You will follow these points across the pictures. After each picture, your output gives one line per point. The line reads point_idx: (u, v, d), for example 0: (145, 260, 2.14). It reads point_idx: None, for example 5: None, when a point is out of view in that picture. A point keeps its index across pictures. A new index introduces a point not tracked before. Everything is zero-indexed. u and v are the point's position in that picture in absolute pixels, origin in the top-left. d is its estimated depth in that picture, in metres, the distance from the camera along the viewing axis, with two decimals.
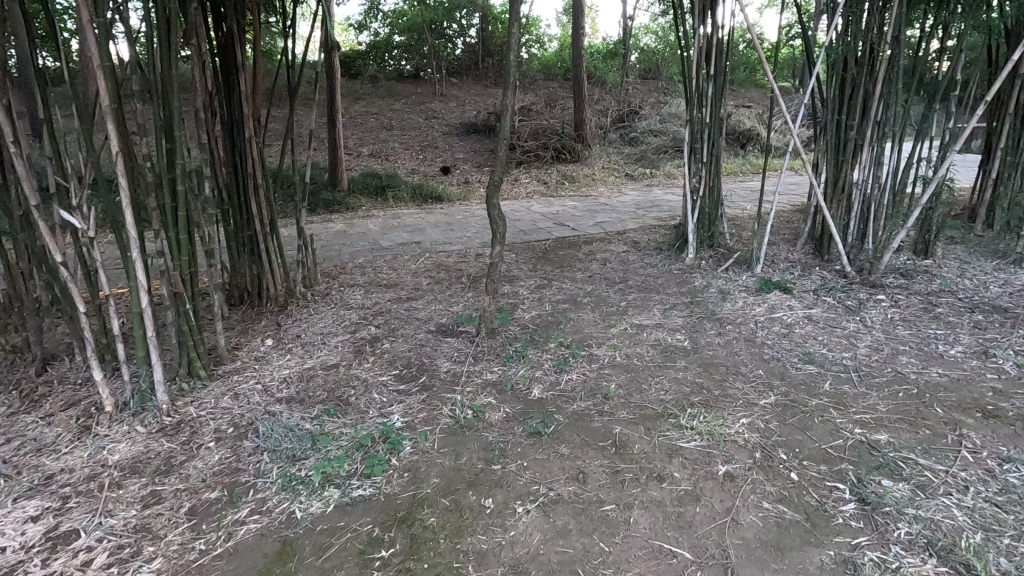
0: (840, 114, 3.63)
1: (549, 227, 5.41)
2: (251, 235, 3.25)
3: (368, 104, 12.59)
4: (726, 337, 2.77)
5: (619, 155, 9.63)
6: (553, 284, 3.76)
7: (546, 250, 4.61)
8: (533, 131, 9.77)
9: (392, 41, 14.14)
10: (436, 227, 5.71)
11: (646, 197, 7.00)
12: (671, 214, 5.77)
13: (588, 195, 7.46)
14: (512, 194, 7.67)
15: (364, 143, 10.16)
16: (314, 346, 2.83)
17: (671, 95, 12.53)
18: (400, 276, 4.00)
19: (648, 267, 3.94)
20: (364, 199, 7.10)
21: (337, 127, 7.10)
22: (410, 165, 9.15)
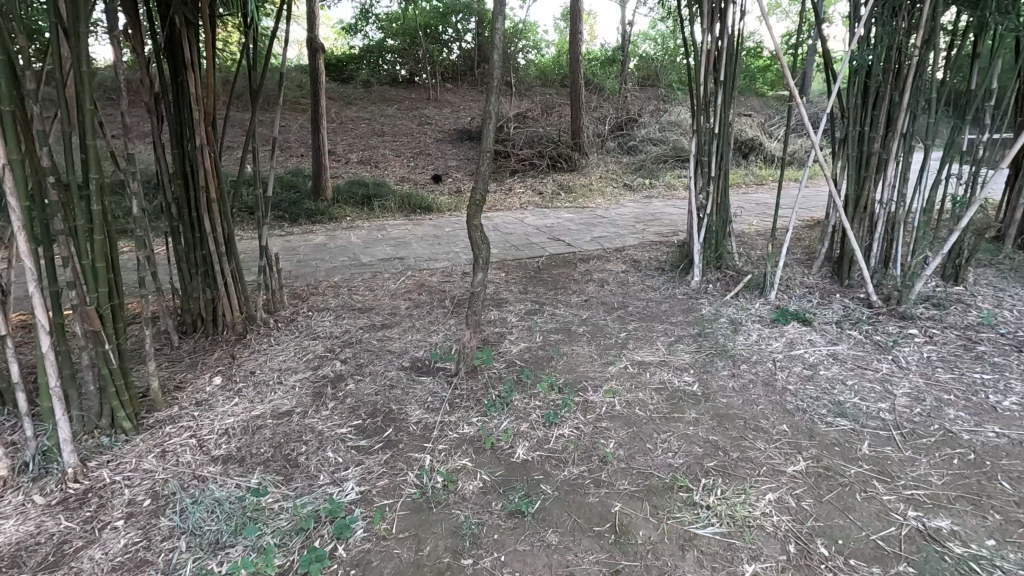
0: (862, 126, 3.30)
1: (542, 242, 5.06)
2: (205, 255, 2.88)
3: (360, 109, 12.28)
4: (741, 380, 2.42)
5: (617, 164, 9.32)
6: (545, 309, 3.41)
7: (540, 269, 4.26)
8: (528, 139, 9.45)
9: (386, 45, 13.99)
10: (422, 241, 5.34)
11: (645, 209, 6.67)
12: (673, 228, 5.44)
13: (585, 206, 7.12)
14: (505, 204, 7.33)
15: (354, 150, 9.82)
16: (267, 387, 2.45)
17: (671, 103, 12.24)
18: (377, 298, 3.64)
19: (650, 291, 3.59)
20: (350, 209, 6.75)
21: (322, 133, 6.77)
22: (400, 173, 8.81)
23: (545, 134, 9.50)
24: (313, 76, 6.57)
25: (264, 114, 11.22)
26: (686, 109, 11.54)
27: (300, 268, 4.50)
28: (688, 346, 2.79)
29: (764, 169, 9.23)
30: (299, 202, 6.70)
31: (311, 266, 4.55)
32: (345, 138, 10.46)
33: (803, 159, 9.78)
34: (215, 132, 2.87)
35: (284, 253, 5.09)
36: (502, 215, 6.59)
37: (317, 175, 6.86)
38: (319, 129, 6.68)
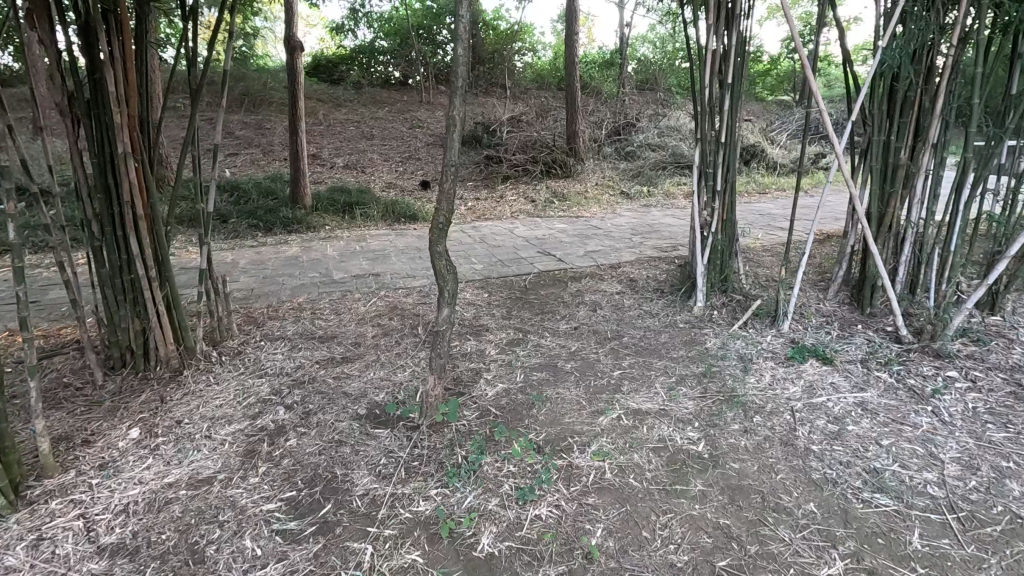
0: (888, 135, 2.91)
1: (531, 257, 4.68)
2: (132, 280, 2.49)
3: (350, 111, 11.91)
4: (754, 438, 2.04)
5: (614, 171, 8.96)
6: (530, 338, 3.04)
7: (527, 288, 3.88)
8: (521, 144, 9.08)
9: (378, 46, 13.65)
10: (402, 255, 4.96)
11: (643, 220, 6.30)
12: (672, 242, 5.06)
13: (579, 215, 6.75)
14: (495, 213, 6.95)
15: (341, 154, 9.45)
16: (192, 442, 2.07)
17: (670, 107, 11.89)
18: (342, 324, 3.25)
19: (647, 317, 3.22)
20: (329, 217, 6.37)
21: (301, 137, 6.40)
22: (388, 178, 8.44)
23: (539, 138, 9.13)
24: (291, 77, 6.19)
25: (250, 116, 10.86)
26: (686, 113, 11.19)
27: (265, 286, 4.11)
28: (691, 389, 2.41)
29: (767, 176, 8.87)
30: (276, 210, 6.33)
31: (277, 284, 4.17)
32: (332, 142, 10.09)
33: (807, 167, 9.42)
34: (145, 138, 2.48)
35: (253, 267, 4.71)
36: (492, 225, 6.22)
37: (295, 182, 6.48)
38: (297, 132, 6.31)
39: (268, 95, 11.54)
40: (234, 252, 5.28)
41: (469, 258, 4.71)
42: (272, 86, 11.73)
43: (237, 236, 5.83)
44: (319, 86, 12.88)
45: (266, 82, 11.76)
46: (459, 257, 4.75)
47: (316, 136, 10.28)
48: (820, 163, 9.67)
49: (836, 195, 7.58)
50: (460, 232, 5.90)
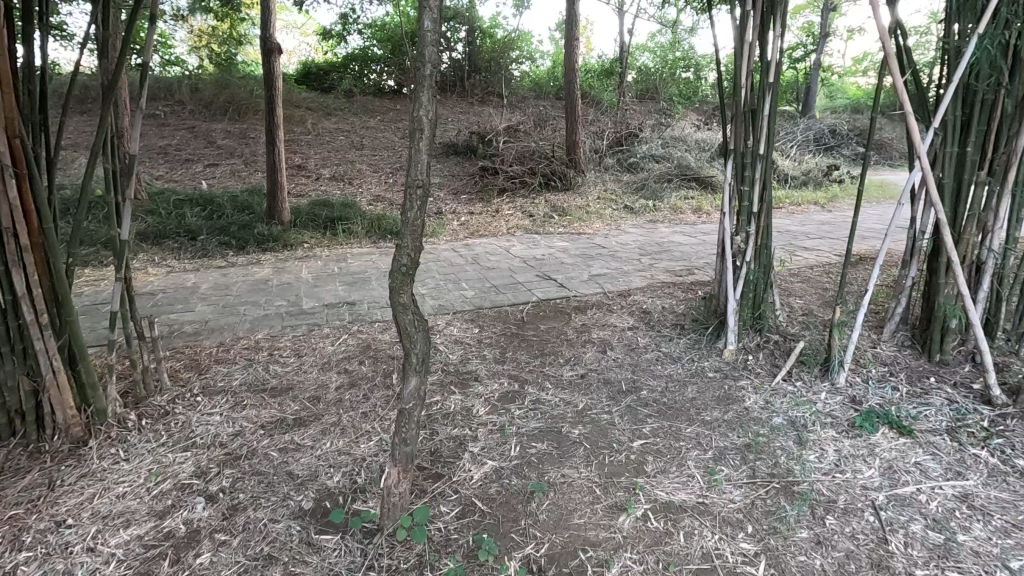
0: (965, 145, 2.37)
1: (529, 282, 4.16)
2: (19, 328, 1.94)
3: (340, 121, 11.45)
4: (832, 555, 1.50)
5: (617, 183, 8.46)
6: (528, 391, 2.50)
7: (525, 322, 3.35)
8: (518, 154, 8.58)
9: (371, 53, 13.22)
10: (385, 279, 4.42)
11: (651, 237, 5.78)
12: (686, 265, 4.54)
13: (582, 232, 6.23)
14: (490, 229, 6.42)
15: (329, 165, 8.95)
16: (68, 559, 1.53)
17: (673, 117, 11.46)
18: (302, 370, 2.71)
19: (668, 363, 2.69)
20: (308, 234, 5.85)
21: (278, 146, 5.88)
22: (376, 192, 7.92)
23: (537, 149, 8.65)
24: (269, 82, 5.68)
25: (234, 125, 10.38)
26: (690, 123, 10.74)
27: (223, 317, 3.56)
28: (736, 471, 1.88)
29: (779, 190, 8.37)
30: (250, 226, 5.79)
31: (238, 313, 3.62)
32: (320, 152, 9.59)
33: (820, 180, 8.94)
34: (36, 146, 1.94)
35: (215, 291, 4.17)
36: (485, 243, 5.69)
37: (271, 196, 5.93)
38: (274, 143, 5.80)
39: (254, 103, 11.06)
40: (199, 273, 4.75)
41: (459, 283, 4.18)
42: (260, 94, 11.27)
43: (206, 256, 5.30)
44: (309, 94, 12.40)
45: (253, 90, 11.29)
46: (448, 282, 4.22)
47: (303, 146, 9.77)
48: (832, 176, 9.19)
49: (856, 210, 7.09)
50: (450, 252, 5.37)
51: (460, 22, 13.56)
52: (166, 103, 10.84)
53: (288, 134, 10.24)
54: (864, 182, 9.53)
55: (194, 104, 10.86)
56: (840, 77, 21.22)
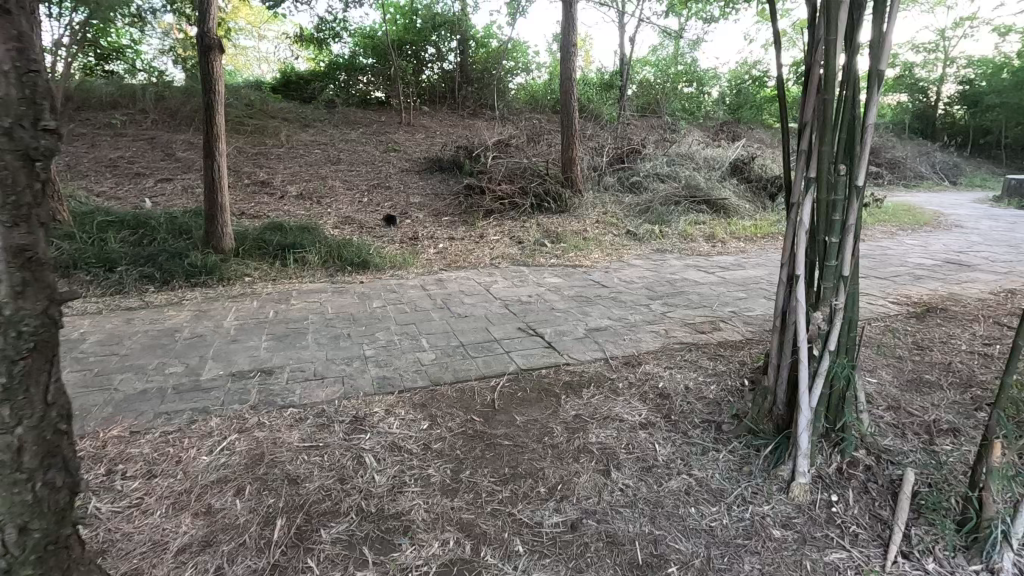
0: None
1: (505, 339, 3.23)
2: None
3: (318, 133, 10.63)
4: None
5: (618, 205, 7.57)
6: (484, 565, 1.55)
7: (497, 412, 2.40)
8: (508, 172, 7.73)
9: (357, 62, 12.44)
10: (326, 330, 3.48)
11: (659, 272, 4.87)
12: (707, 316, 3.61)
13: (577, 264, 5.31)
14: (470, 259, 5.50)
15: (298, 182, 8.06)
16: None
17: (678, 133, 10.66)
18: (137, 509, 1.75)
19: (707, 507, 1.75)
20: (251, 265, 4.93)
21: (220, 161, 4.98)
22: (346, 213, 7.02)
23: (529, 166, 7.80)
24: (207, 84, 4.79)
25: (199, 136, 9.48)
26: (697, 140, 9.91)
27: (84, 393, 2.60)
28: None
29: None
30: (182, 255, 4.85)
31: (109, 387, 2.66)
32: (291, 167, 8.71)
33: None
34: None
35: (101, 347, 3.22)
36: (462, 279, 4.76)
37: (209, 219, 4.98)
38: (214, 156, 4.89)
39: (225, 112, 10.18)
40: (98, 318, 3.81)
41: (417, 341, 3.24)
42: (231, 104, 10.41)
43: (120, 293, 4.35)
44: (286, 105, 11.53)
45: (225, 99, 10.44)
46: (404, 339, 3.29)
47: (272, 161, 8.88)
48: None
49: (892, 239, 6.21)
50: (418, 290, 4.44)
51: (452, 31, 12.82)
52: (127, 113, 9.96)
53: (259, 147, 9.35)
54: (889, 205, 8.66)
55: (159, 115, 9.98)
56: None
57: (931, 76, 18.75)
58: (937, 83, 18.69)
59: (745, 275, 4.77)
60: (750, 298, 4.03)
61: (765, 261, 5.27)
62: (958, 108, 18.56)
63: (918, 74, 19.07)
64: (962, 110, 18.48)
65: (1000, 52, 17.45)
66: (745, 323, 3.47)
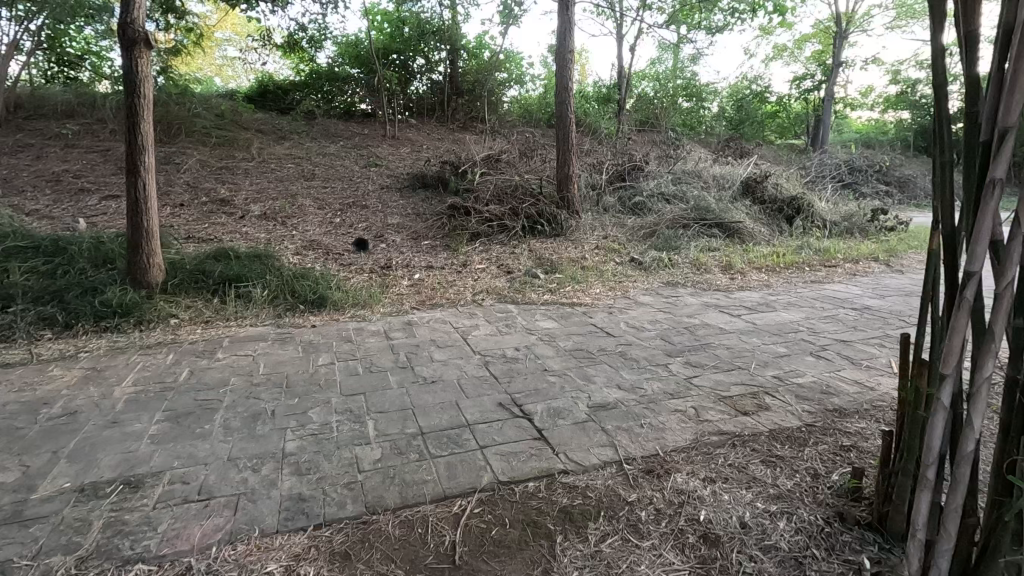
0: None
1: (478, 423, 2.39)
2: None
3: (294, 146, 9.84)
4: None
5: (619, 229, 6.77)
6: None
7: (457, 574, 1.55)
8: (497, 191, 6.95)
9: (340, 72, 11.69)
10: (245, 405, 2.62)
11: (673, 315, 4.05)
12: (746, 384, 2.77)
13: (575, 301, 4.49)
14: (450, 294, 4.68)
15: (263, 200, 7.22)
16: None
17: (681, 149, 9.97)
18: None
19: None
20: (182, 304, 4.08)
21: (148, 177, 4.14)
22: (313, 237, 6.19)
23: (521, 185, 7.03)
24: (130, 87, 3.99)
25: (160, 147, 8.64)
26: (703, 157, 9.20)
27: None
28: None
29: (822, 239, 6.71)
30: (96, 290, 3.99)
31: None
32: (259, 183, 7.89)
33: (867, 227, 7.29)
34: None
35: None
36: (436, 323, 3.92)
37: (132, 248, 4.13)
38: (138, 172, 4.06)
39: (192, 122, 9.34)
40: None
41: (361, 426, 2.38)
42: (200, 113, 9.53)
43: (3, 342, 3.47)
44: (262, 116, 10.75)
45: (194, 108, 9.58)
46: (345, 421, 2.43)
47: (238, 176, 8.06)
48: (880, 222, 7.54)
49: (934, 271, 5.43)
50: (379, 340, 3.60)
51: (441, 40, 12.12)
52: (83, 123, 9.13)
53: (225, 161, 8.54)
54: (914, 228, 7.90)
55: (119, 125, 9.16)
56: (846, 111, 20.24)
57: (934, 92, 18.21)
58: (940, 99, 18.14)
59: (778, 318, 3.95)
60: (795, 355, 3.20)
61: (796, 299, 4.47)
62: None
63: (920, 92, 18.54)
64: None
65: None
66: (798, 397, 2.63)
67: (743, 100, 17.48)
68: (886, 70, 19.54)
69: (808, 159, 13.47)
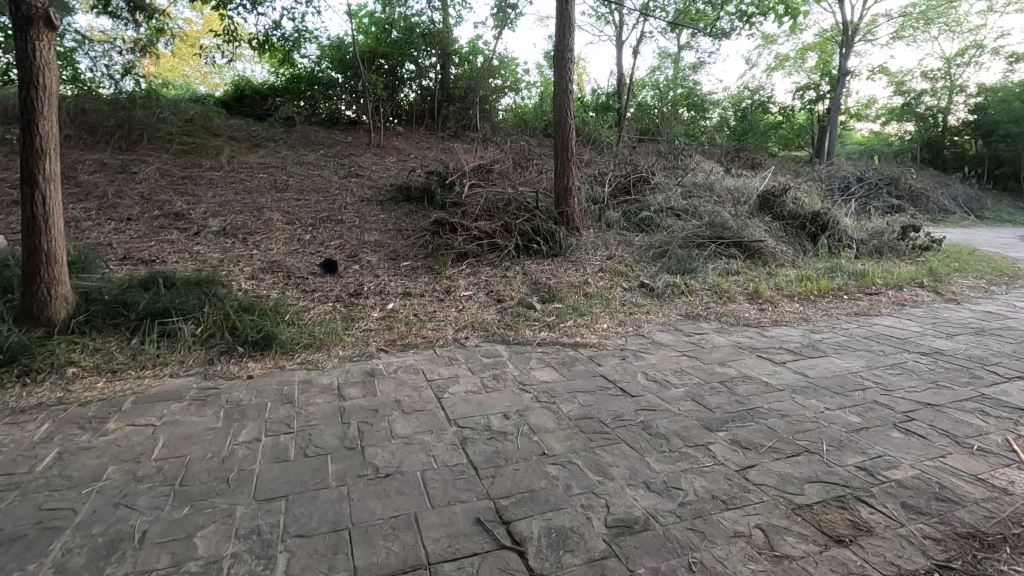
0: None
1: (444, 564, 1.58)
2: None
3: (269, 154, 9.06)
4: None
5: (625, 248, 6.00)
6: None
7: None
8: (487, 205, 6.18)
9: (323, 76, 10.94)
10: (108, 521, 1.80)
11: (702, 363, 3.26)
12: (826, 483, 1.97)
13: (578, 340, 3.70)
14: (427, 330, 3.88)
15: (224, 213, 6.42)
16: None
17: (687, 160, 9.25)
18: None
19: None
20: (88, 347, 3.27)
21: (52, 190, 3.34)
22: (276, 258, 5.40)
23: (515, 198, 6.27)
24: (25, 76, 3.18)
25: (117, 155, 7.82)
26: (713, 168, 8.48)
27: None
28: None
29: (852, 260, 5.95)
30: None
31: None
32: (223, 195, 7.09)
33: (899, 246, 6.54)
34: None
35: None
36: (405, 374, 3.12)
37: (28, 276, 3.31)
38: (36, 182, 3.26)
39: (156, 128, 8.54)
40: None
41: (267, 569, 1.57)
42: (167, 118, 8.75)
43: None
44: (235, 122, 9.97)
45: (160, 112, 8.78)
46: (244, 558, 1.62)
47: (202, 187, 7.26)
48: (912, 240, 6.78)
49: (995, 302, 4.64)
50: (328, 399, 2.78)
51: (430, 45, 11.39)
52: None
53: (189, 171, 7.75)
54: (948, 247, 7.13)
55: (75, 129, 8.29)
56: (849, 122, 19.70)
57: (939, 103, 17.67)
58: (946, 110, 17.59)
59: (832, 366, 3.16)
60: (874, 428, 2.40)
61: (845, 340, 3.68)
62: (969, 138, 17.42)
63: (925, 104, 18.03)
64: (972, 140, 17.35)
65: (1014, 80, 16.35)
66: (907, 508, 1.83)
67: (745, 110, 16.91)
68: (890, 81, 19.02)
69: (816, 171, 12.80)
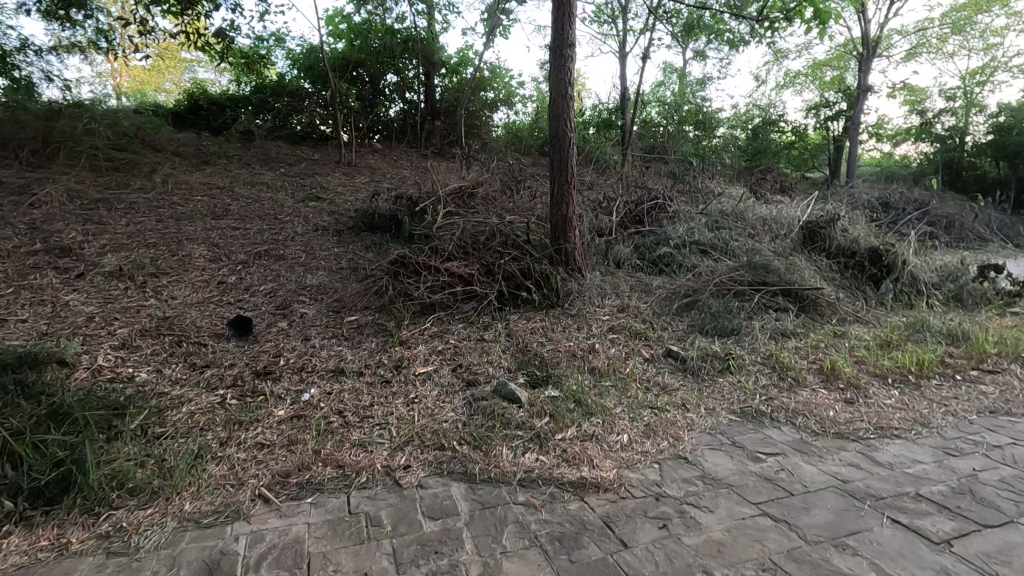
0: None
1: None
2: None
3: (217, 173, 7.74)
4: None
5: (641, 297, 4.63)
6: None
7: None
8: (463, 239, 4.81)
9: (291, 84, 9.65)
10: None
11: (802, 542, 1.86)
12: None
13: (586, 472, 2.30)
14: (348, 450, 2.47)
15: (129, 247, 5.04)
16: None
17: (706, 181, 7.99)
18: None
19: None
20: None
21: None
22: (173, 311, 4.01)
23: (498, 230, 4.91)
24: None
25: (24, 173, 6.47)
26: (741, 192, 7.16)
27: None
28: None
29: (933, 314, 4.58)
30: None
31: None
32: (140, 222, 5.72)
33: (982, 291, 5.17)
34: None
35: None
36: None
37: None
38: None
39: (79, 140, 7.11)
40: None
41: None
42: (95, 129, 7.33)
43: None
44: (184, 135, 8.70)
45: (89, 122, 7.36)
46: None
47: (117, 213, 5.89)
48: (996, 283, 5.40)
49: None
50: None
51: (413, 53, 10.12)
52: None
53: (109, 191, 6.40)
54: None
55: None
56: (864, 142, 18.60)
57: (959, 123, 16.44)
58: (965, 130, 16.35)
59: None
60: None
61: (1013, 476, 2.29)
62: (988, 159, 15.94)
63: (944, 123, 16.82)
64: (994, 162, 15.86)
65: None
66: None
67: (755, 128, 15.85)
68: (908, 98, 17.81)
69: (839, 194, 11.48)
